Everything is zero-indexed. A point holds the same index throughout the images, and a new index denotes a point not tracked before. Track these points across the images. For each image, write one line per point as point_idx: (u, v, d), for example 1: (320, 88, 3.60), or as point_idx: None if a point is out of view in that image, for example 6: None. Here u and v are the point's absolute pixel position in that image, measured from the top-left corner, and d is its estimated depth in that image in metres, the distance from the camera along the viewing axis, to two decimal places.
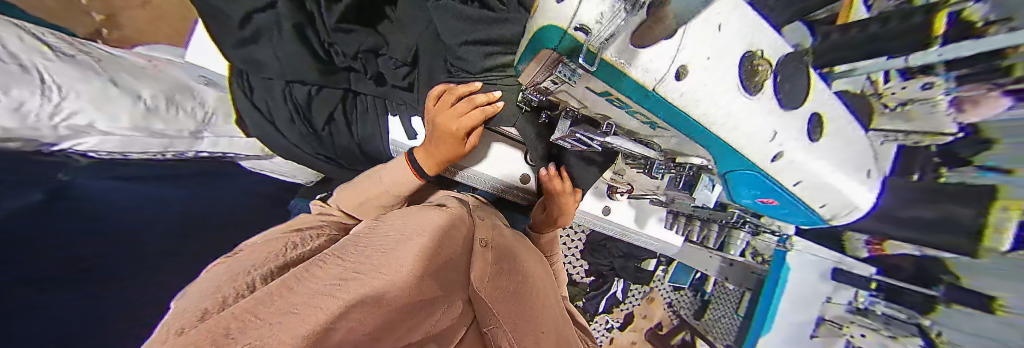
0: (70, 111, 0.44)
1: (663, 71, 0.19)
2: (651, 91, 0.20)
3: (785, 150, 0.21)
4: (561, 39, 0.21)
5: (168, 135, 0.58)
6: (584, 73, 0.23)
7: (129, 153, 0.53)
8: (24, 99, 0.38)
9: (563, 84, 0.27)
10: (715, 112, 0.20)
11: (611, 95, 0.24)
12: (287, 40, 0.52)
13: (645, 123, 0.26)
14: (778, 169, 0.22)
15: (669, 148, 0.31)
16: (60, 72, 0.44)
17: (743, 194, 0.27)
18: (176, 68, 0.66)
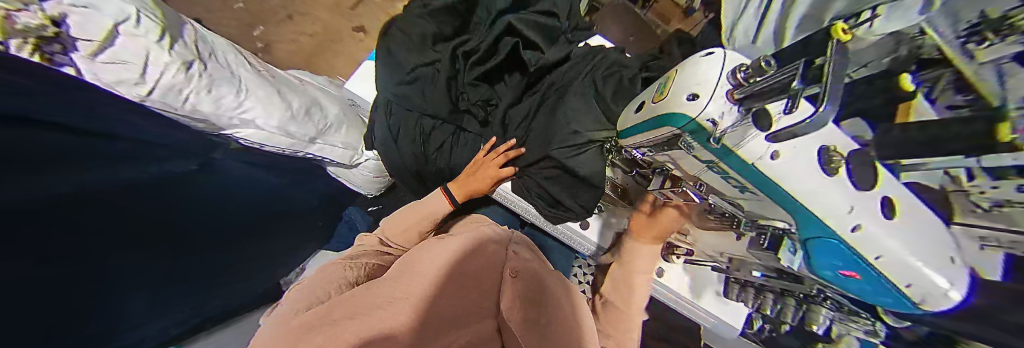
0: (245, 108, 0.63)
1: (760, 154, 0.23)
2: (752, 164, 0.23)
3: (863, 223, 0.21)
4: (685, 122, 0.26)
5: (295, 137, 0.72)
6: (696, 146, 0.27)
7: (263, 144, 0.69)
8: (223, 95, 0.59)
9: (670, 150, 0.31)
10: (802, 194, 0.22)
11: (715, 164, 0.27)
12: (436, 85, 0.64)
13: (737, 187, 0.28)
14: (858, 243, 0.22)
15: (759, 213, 0.30)
16: (252, 84, 0.66)
17: (824, 265, 0.26)
18: (315, 89, 0.84)
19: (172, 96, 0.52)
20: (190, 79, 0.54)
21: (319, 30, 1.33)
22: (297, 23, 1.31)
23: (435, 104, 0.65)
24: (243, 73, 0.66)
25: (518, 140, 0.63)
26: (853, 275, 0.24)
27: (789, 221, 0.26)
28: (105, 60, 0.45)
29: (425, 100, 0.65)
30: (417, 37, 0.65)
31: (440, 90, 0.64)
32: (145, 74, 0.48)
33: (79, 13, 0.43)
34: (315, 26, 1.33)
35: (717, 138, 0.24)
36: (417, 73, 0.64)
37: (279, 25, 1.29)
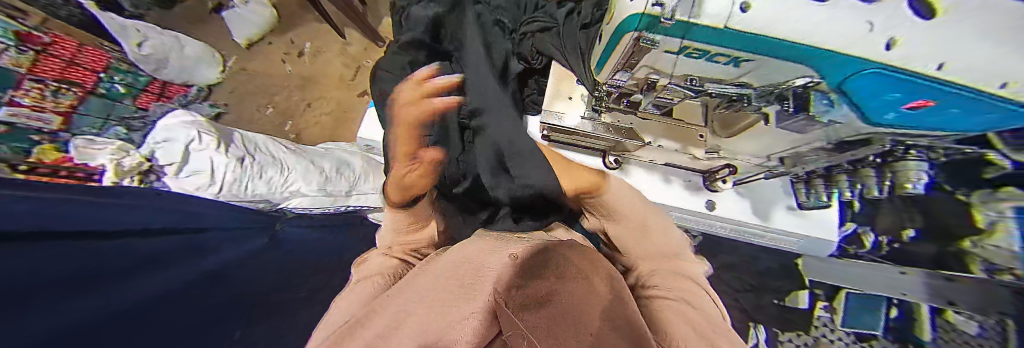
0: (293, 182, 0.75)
1: (728, 10, 0.19)
2: (725, 29, 0.20)
3: (897, 34, 0.18)
4: (640, 20, 0.22)
5: (333, 194, 0.81)
6: (662, 37, 0.23)
7: (313, 208, 0.80)
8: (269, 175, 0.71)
9: (638, 62, 0.28)
10: (807, 29, 0.19)
11: (691, 48, 0.23)
12: None
13: (725, 66, 0.25)
14: (905, 58, 0.19)
15: (765, 80, 0.27)
16: (291, 161, 0.78)
17: (878, 103, 0.24)
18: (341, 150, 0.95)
19: (236, 186, 0.66)
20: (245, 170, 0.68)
21: (334, 106, 1.53)
22: (315, 108, 1.52)
23: None
24: (285, 155, 0.79)
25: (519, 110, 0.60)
26: (926, 103, 0.22)
27: (810, 71, 0.24)
28: (185, 174, 0.62)
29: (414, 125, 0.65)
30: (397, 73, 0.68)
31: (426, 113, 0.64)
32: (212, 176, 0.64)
33: (161, 148, 0.63)
34: (329, 105, 1.53)
35: (669, 15, 0.20)
36: None
37: (304, 114, 1.51)
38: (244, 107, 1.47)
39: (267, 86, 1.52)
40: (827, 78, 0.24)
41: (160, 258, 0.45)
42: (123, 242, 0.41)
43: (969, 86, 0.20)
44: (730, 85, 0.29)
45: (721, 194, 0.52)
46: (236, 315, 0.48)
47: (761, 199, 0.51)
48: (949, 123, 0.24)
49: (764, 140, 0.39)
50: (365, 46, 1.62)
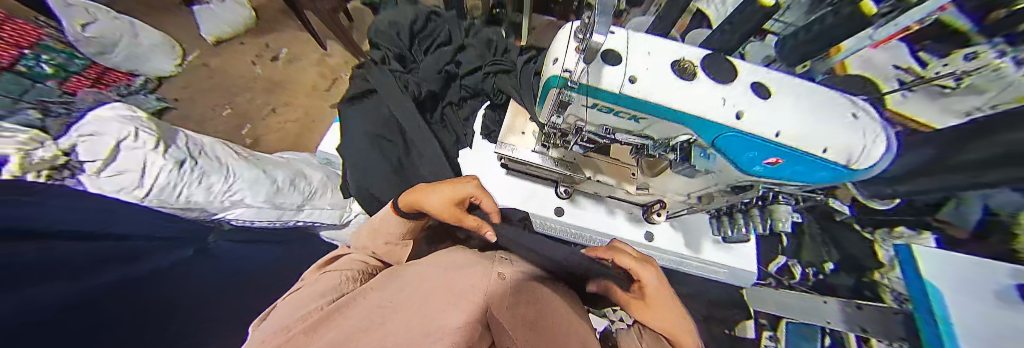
0: (234, 191, 0.69)
1: (619, 83, 0.25)
2: (619, 95, 0.26)
3: (741, 110, 0.26)
4: (556, 80, 0.29)
5: (282, 207, 0.76)
6: (574, 94, 0.29)
7: (255, 221, 0.72)
8: (213, 183, 0.66)
9: (564, 109, 0.33)
10: (677, 99, 0.25)
11: (599, 105, 0.29)
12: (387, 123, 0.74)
13: (630, 121, 0.31)
14: (750, 126, 0.26)
15: (662, 137, 0.33)
16: (238, 167, 0.73)
17: (748, 160, 0.30)
18: (298, 161, 0.92)
19: (167, 190, 0.58)
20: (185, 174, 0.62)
21: (302, 115, 1.47)
22: (279, 114, 1.45)
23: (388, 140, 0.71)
24: (233, 160, 0.74)
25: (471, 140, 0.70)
26: (777, 160, 0.29)
27: (690, 133, 0.30)
28: (108, 173, 0.53)
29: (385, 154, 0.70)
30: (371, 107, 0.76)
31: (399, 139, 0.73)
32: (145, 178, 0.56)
33: (88, 141, 0.54)
34: (297, 112, 1.47)
35: (574, 80, 0.27)
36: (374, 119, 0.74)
37: (266, 119, 1.43)
38: (197, 103, 1.36)
39: (230, 86, 1.43)
40: (702, 138, 0.30)
41: (96, 263, 0.41)
42: (54, 236, 0.38)
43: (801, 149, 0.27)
44: (638, 136, 0.35)
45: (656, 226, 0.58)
46: (169, 320, 0.44)
47: (689, 231, 0.58)
48: (804, 182, 0.31)
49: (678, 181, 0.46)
50: (346, 60, 1.61)
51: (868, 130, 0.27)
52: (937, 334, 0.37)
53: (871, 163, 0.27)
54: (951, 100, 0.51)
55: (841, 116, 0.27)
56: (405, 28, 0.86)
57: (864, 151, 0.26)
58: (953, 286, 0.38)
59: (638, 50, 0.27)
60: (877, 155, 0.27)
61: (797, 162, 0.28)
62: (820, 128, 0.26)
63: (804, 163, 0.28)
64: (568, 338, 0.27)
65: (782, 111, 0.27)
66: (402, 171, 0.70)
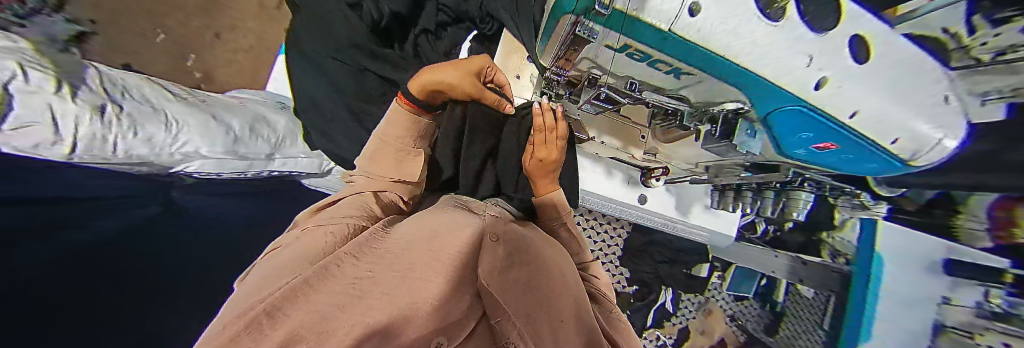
0: (183, 141, 0.58)
1: (676, 9, 0.19)
2: (667, 32, 0.21)
3: (828, 75, 0.23)
4: (581, 1, 0.24)
5: (249, 157, 0.69)
6: (602, 28, 0.24)
7: (220, 173, 0.65)
8: (154, 133, 0.55)
9: (586, 47, 0.28)
10: (749, 51, 0.21)
11: (631, 47, 0.25)
12: (360, 71, 0.65)
13: (672, 74, 0.28)
14: (827, 97, 0.24)
15: (703, 98, 0.33)
16: (180, 114, 0.60)
17: (800, 139, 0.30)
18: (258, 104, 0.81)
19: (97, 145, 0.47)
20: (113, 125, 0.50)
21: (253, 42, 1.23)
22: (225, 42, 1.20)
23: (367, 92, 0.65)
24: (167, 104, 0.60)
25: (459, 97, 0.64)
26: (830, 145, 0.30)
27: (745, 96, 0.27)
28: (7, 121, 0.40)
29: (351, 102, 0.65)
30: (330, 35, 0.63)
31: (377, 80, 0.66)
32: (64, 130, 0.44)
33: None
34: (248, 39, 1.23)
35: (607, 3, 0.21)
36: (342, 64, 0.64)
37: (211, 48, 1.19)
38: (121, 27, 1.08)
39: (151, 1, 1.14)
40: (758, 107, 0.29)
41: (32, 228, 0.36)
42: None
43: (870, 138, 0.27)
44: (673, 96, 0.34)
45: (651, 189, 0.61)
46: None
47: (684, 195, 0.64)
48: (841, 165, 0.33)
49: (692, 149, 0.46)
50: None
51: (947, 116, 0.27)
52: (862, 293, 0.56)
53: (928, 159, 0.31)
54: (973, 83, 0.39)
55: (932, 103, 0.26)
56: None
57: (924, 150, 0.28)
58: (895, 252, 0.56)
59: None
60: (939, 147, 0.29)
61: (851, 148, 0.29)
62: (905, 112, 0.25)
63: (857, 150, 0.29)
64: (557, 300, 0.30)
65: (874, 82, 0.24)
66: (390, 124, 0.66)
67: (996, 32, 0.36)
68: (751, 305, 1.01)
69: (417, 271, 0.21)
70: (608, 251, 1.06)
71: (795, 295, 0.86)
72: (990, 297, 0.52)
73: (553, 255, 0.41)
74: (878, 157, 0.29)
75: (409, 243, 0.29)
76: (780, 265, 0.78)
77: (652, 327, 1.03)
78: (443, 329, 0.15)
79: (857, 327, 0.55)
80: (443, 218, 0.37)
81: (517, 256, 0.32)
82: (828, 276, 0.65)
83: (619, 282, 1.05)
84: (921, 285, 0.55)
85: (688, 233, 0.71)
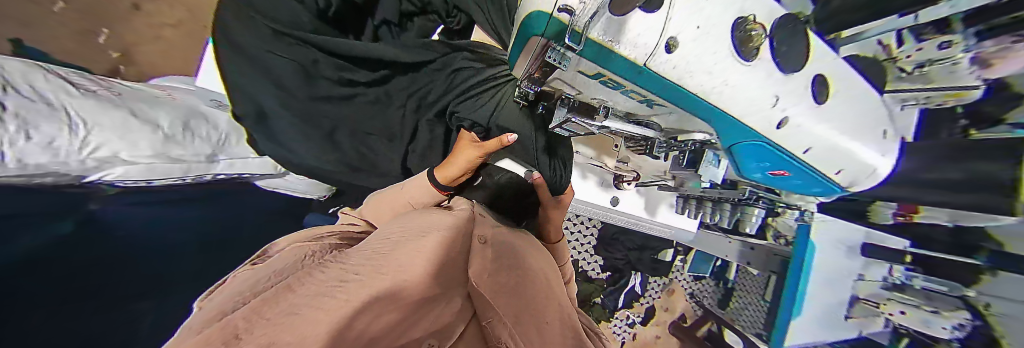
0: (95, 145, 0.48)
1: (653, 45, 0.19)
2: (644, 67, 0.20)
3: (789, 116, 0.24)
4: (549, 23, 0.22)
5: (186, 160, 0.60)
6: (573, 56, 0.23)
7: (150, 179, 0.56)
8: (53, 136, 0.43)
9: (555, 71, 0.27)
10: (718, 87, 0.21)
11: (604, 76, 0.24)
12: (312, 62, 0.58)
13: (642, 102, 0.28)
14: (782, 135, 0.25)
15: (671, 127, 0.33)
16: (88, 112, 0.49)
17: (755, 171, 0.31)
18: (190, 95, 0.72)
19: None
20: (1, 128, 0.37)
21: (184, 15, 1.07)
22: (149, 15, 1.03)
23: (321, 86, 0.60)
24: (67, 99, 0.48)
25: (428, 96, 0.64)
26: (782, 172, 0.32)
27: (713, 132, 0.27)
28: None
29: (299, 103, 0.59)
30: (269, 22, 0.56)
31: (329, 75, 0.60)
32: None
33: None
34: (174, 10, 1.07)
35: (579, 33, 0.20)
36: (290, 53, 0.57)
37: (127, 20, 1.02)
38: None
39: None
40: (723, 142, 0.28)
41: None
42: None
43: (817, 169, 0.29)
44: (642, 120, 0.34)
45: (623, 192, 0.66)
46: None
47: (652, 198, 0.68)
48: (795, 191, 0.36)
49: None
50: None
51: (878, 148, 0.30)
52: (794, 276, 0.62)
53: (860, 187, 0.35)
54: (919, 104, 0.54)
55: (867, 136, 0.29)
56: None
57: (859, 176, 0.32)
58: (828, 242, 0.62)
59: None
60: (871, 175, 0.33)
61: (802, 179, 0.31)
62: (848, 147, 0.28)
63: (806, 182, 0.32)
64: (546, 304, 0.29)
65: (823, 121, 0.26)
66: (353, 123, 0.63)
67: (920, 48, 0.47)
68: (708, 284, 1.13)
69: (407, 271, 0.23)
70: (583, 242, 1.11)
71: (743, 273, 0.95)
72: (894, 272, 0.64)
73: (537, 261, 0.41)
74: (823, 186, 0.32)
75: (391, 244, 0.29)
76: (733, 250, 0.86)
77: (623, 308, 1.17)
78: (435, 332, 0.22)
79: (791, 304, 0.62)
80: (430, 218, 0.37)
81: (504, 262, 0.33)
82: (772, 258, 0.76)
83: (592, 270, 1.12)
84: (842, 265, 0.63)
85: (653, 229, 0.76)
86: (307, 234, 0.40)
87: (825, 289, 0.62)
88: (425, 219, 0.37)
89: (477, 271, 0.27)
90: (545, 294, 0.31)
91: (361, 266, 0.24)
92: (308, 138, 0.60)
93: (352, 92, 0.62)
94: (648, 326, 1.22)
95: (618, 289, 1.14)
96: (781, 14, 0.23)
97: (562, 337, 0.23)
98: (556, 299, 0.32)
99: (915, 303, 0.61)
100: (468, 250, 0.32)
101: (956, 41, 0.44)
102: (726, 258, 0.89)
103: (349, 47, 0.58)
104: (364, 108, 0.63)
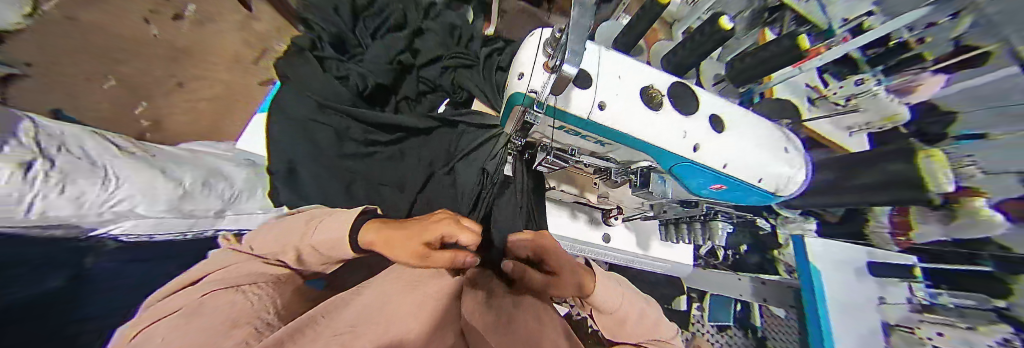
0: (119, 199, 0.52)
1: (590, 107, 0.28)
2: (587, 119, 0.29)
3: (698, 142, 0.32)
4: (523, 98, 0.31)
5: (195, 215, 0.63)
6: (542, 116, 0.31)
7: (154, 234, 0.59)
8: (84, 191, 0.47)
9: (532, 127, 0.35)
10: (641, 129, 0.30)
11: (567, 127, 0.32)
12: (340, 125, 0.70)
13: (597, 142, 0.36)
14: (701, 156, 0.32)
15: (623, 159, 0.41)
16: (123, 169, 0.54)
17: (702, 184, 0.37)
18: (213, 156, 0.79)
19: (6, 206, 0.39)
20: (40, 184, 0.42)
21: (220, 91, 1.26)
22: (187, 91, 1.22)
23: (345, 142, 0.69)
24: (112, 159, 0.54)
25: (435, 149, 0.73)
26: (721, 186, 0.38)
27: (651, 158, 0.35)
28: None
29: (320, 157, 0.66)
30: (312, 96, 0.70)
31: (358, 136, 0.71)
32: None
33: None
34: (212, 88, 1.26)
35: (542, 103, 0.29)
36: (324, 119, 0.69)
37: (166, 95, 1.19)
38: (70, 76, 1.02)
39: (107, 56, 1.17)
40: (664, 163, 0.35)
41: None
42: None
43: (745, 182, 0.35)
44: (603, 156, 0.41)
45: (613, 227, 0.69)
46: None
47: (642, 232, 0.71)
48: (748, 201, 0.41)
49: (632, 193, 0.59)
50: (277, 25, 1.46)
51: (795, 161, 0.37)
52: (814, 307, 0.62)
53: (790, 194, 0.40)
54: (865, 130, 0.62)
55: (784, 154, 0.36)
56: (343, 29, 0.82)
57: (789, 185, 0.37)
58: (828, 265, 0.64)
59: (608, 77, 0.30)
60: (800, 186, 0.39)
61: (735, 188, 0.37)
62: (765, 163, 0.35)
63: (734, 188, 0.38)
64: (542, 328, 0.33)
65: (735, 146, 0.34)
66: (364, 174, 0.69)
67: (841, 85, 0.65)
68: (735, 335, 0.98)
69: (401, 323, 0.27)
70: None
71: (771, 316, 0.91)
72: (915, 290, 0.59)
73: (527, 296, 0.44)
74: (757, 194, 0.38)
75: (381, 298, 0.32)
76: (744, 287, 0.83)
77: None
78: None
79: (821, 334, 0.60)
80: (415, 266, 0.41)
81: (488, 300, 0.36)
82: (785, 290, 0.75)
83: None
84: (856, 288, 0.63)
85: (650, 266, 0.76)
86: (229, 274, 0.38)
87: (848, 318, 0.61)
88: (411, 268, 0.40)
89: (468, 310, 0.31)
90: (535, 318, 0.34)
91: (357, 318, 0.27)
92: (321, 189, 0.64)
93: (371, 149, 0.71)
94: None
95: None
96: (675, 80, 0.34)
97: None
98: (546, 320, 0.36)
99: (947, 321, 0.54)
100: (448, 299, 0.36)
101: (866, 78, 0.61)
102: (740, 297, 0.84)
103: (377, 114, 0.72)
104: (381, 161, 0.71)
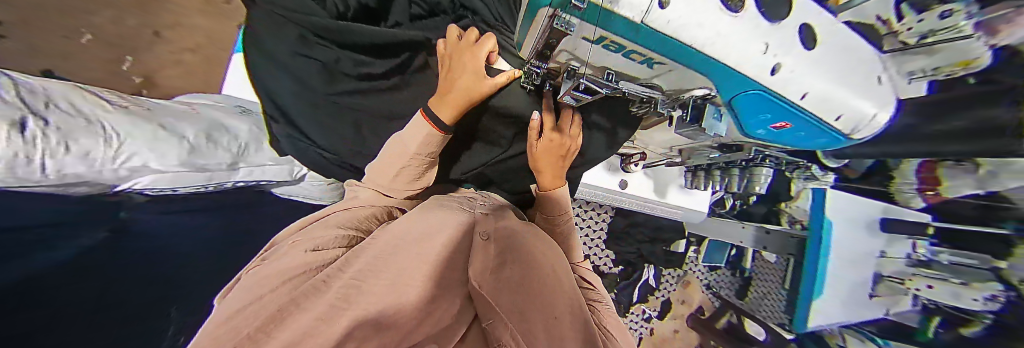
0: (129, 155, 0.50)
1: (647, 4, 0.20)
2: (640, 24, 0.22)
3: (781, 61, 0.25)
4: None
5: (210, 169, 0.63)
6: (576, 22, 0.24)
7: (175, 188, 0.59)
8: (90, 148, 0.45)
9: (560, 41, 0.28)
10: (709, 36, 0.23)
11: (608, 39, 0.26)
12: (327, 60, 0.62)
13: (641, 63, 0.30)
14: (779, 82, 0.27)
15: (671, 88, 0.35)
16: (119, 123, 0.51)
17: (758, 123, 0.33)
18: (212, 108, 0.76)
19: (19, 168, 0.36)
20: (42, 141, 0.39)
21: (204, 40, 1.16)
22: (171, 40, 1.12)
23: (339, 80, 0.64)
24: (102, 113, 0.50)
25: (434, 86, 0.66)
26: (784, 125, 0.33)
27: (712, 85, 0.30)
28: None
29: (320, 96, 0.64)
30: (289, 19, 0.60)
31: (350, 72, 0.64)
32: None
33: None
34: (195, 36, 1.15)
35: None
36: (312, 52, 0.62)
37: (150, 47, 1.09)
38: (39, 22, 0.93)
39: None
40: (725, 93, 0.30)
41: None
42: None
43: (816, 117, 0.30)
44: (645, 84, 0.36)
45: (630, 174, 0.73)
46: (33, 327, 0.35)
47: (660, 178, 0.74)
48: (796, 141, 0.37)
49: (663, 136, 0.57)
50: None
51: (873, 93, 0.31)
52: (814, 262, 0.62)
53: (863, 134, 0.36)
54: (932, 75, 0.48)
55: (864, 81, 0.30)
56: None
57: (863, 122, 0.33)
58: (843, 217, 0.62)
59: None
60: (872, 125, 0.34)
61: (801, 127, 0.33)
62: (846, 93, 0.29)
63: (807, 129, 0.33)
64: (554, 296, 0.29)
65: (818, 67, 0.27)
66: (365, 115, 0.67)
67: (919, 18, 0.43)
68: (724, 274, 1.12)
69: (411, 274, 0.23)
70: (593, 246, 1.10)
71: (761, 262, 0.94)
72: (919, 247, 0.66)
73: (544, 252, 0.40)
74: (826, 134, 0.34)
75: (404, 241, 0.29)
76: (748, 236, 0.85)
77: (638, 302, 1.16)
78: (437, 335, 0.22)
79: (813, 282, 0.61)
80: (439, 214, 0.38)
81: (511, 254, 0.33)
82: (787, 240, 0.73)
83: (604, 264, 1.11)
84: (863, 244, 0.62)
85: (661, 211, 0.81)
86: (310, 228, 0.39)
87: (842, 272, 0.62)
88: (435, 214, 0.38)
89: (480, 269, 0.28)
90: (555, 283, 0.32)
91: (366, 267, 0.25)
92: (331, 134, 0.66)
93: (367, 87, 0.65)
94: (666, 321, 1.21)
95: (633, 283, 1.13)
96: None
97: (573, 331, 0.24)
98: (563, 285, 0.33)
99: (943, 276, 0.64)
100: (473, 251, 0.32)
101: (957, 9, 0.41)
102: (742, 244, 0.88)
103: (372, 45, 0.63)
104: (380, 101, 0.66)
